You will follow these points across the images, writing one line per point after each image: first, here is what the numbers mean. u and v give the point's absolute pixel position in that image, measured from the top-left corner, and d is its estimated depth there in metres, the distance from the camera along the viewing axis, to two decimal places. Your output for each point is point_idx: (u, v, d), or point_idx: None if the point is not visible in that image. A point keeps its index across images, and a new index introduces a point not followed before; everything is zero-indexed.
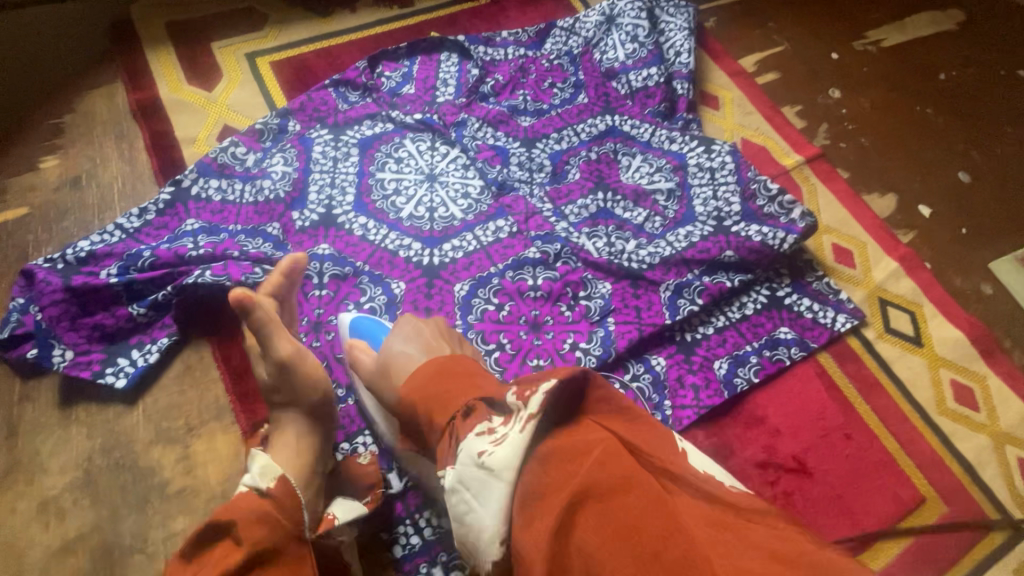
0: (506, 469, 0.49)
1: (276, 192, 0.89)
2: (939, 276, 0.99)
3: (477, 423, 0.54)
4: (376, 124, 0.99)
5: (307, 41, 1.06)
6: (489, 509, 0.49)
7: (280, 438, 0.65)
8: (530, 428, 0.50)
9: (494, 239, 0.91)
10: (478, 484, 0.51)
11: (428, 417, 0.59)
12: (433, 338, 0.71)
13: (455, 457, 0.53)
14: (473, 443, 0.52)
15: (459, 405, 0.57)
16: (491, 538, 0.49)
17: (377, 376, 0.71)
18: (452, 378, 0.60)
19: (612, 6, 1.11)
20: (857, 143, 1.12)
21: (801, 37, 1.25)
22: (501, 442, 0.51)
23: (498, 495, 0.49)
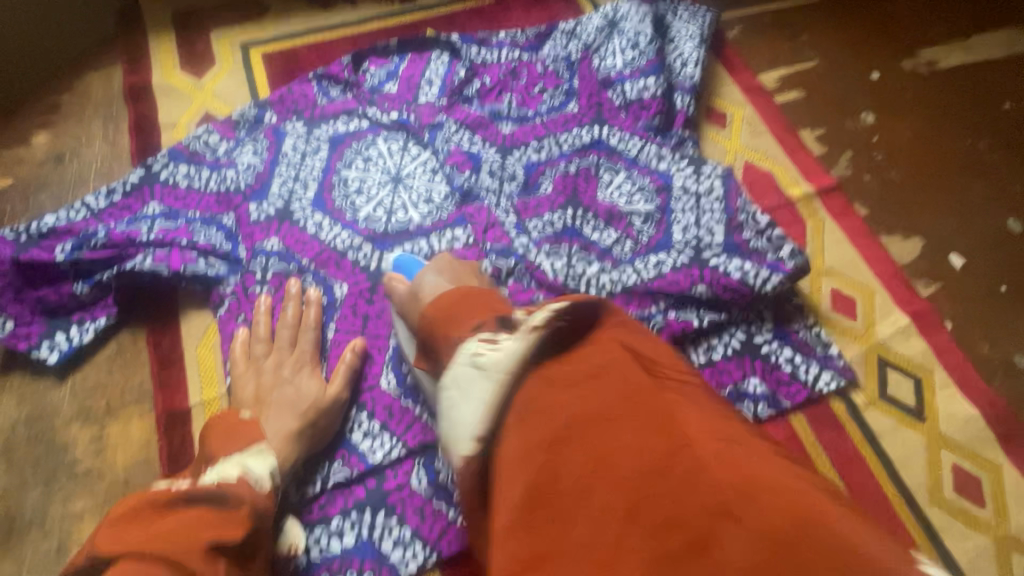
0: (498, 369, 0.49)
1: (238, 183, 0.89)
2: (961, 339, 0.84)
3: (481, 332, 0.54)
4: (351, 120, 0.96)
5: (302, 35, 1.07)
6: (472, 402, 0.50)
7: (278, 438, 0.67)
8: (530, 336, 0.50)
9: (449, 248, 0.87)
10: (468, 380, 0.51)
11: (445, 331, 0.58)
12: (461, 274, 0.74)
13: (455, 357, 0.54)
14: (473, 346, 0.53)
15: (471, 322, 0.56)
16: (467, 432, 0.50)
17: (409, 301, 0.73)
18: (474, 304, 0.59)
19: (616, 11, 1.04)
20: (885, 176, 0.98)
21: (838, 53, 1.12)
22: (498, 347, 0.51)
23: (482, 393, 0.50)
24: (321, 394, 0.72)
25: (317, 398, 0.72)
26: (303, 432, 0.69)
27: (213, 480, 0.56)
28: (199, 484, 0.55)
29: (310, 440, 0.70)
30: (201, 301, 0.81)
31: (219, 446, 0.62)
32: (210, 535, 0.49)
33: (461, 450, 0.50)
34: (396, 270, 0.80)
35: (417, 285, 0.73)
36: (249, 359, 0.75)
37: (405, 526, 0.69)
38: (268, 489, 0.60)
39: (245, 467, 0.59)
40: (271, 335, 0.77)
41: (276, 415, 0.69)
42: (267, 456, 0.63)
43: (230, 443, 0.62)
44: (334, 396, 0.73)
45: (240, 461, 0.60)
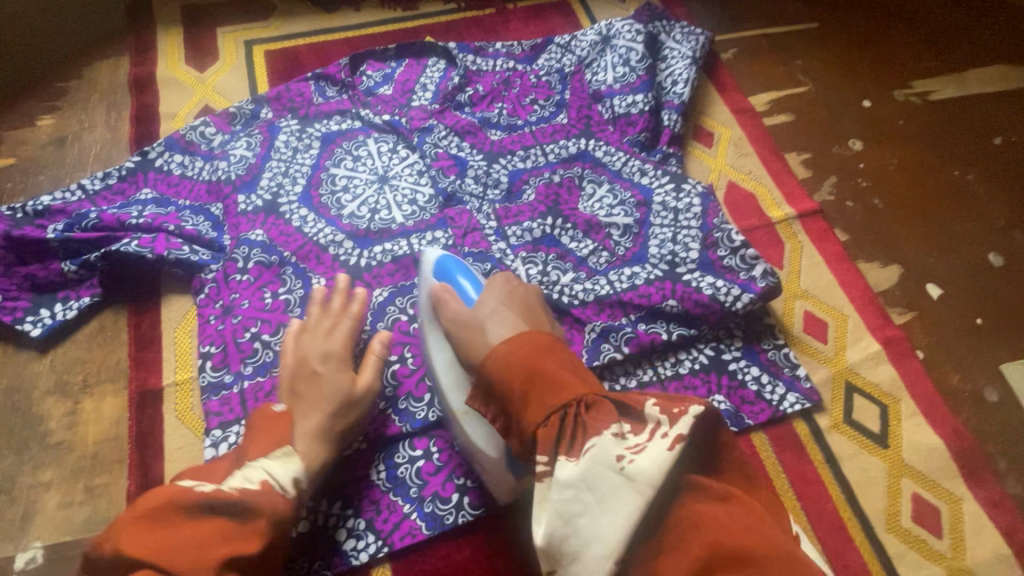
0: (647, 485, 0.49)
1: (228, 174, 0.91)
2: (932, 369, 0.84)
3: (606, 424, 0.52)
4: (344, 120, 0.99)
5: (304, 35, 1.10)
6: (613, 519, 0.49)
7: (317, 439, 0.67)
8: (678, 451, 0.50)
9: (427, 248, 0.88)
10: (607, 489, 0.50)
11: (525, 398, 0.56)
12: (524, 305, 0.70)
13: (589, 451, 0.51)
14: (608, 445, 0.51)
15: (566, 394, 0.54)
16: (605, 550, 0.48)
17: (466, 330, 0.68)
18: (552, 360, 0.58)
19: (610, 28, 1.06)
20: (868, 203, 0.98)
21: (832, 80, 1.13)
22: (643, 453, 0.50)
23: (631, 507, 0.49)
24: (351, 388, 0.71)
25: (349, 393, 0.71)
26: (331, 428, 0.68)
27: (235, 488, 0.59)
28: (223, 487, 0.60)
29: (337, 436, 0.69)
30: (183, 286, 0.83)
31: (254, 445, 0.65)
32: (224, 551, 0.56)
33: (587, 573, 0.49)
34: (444, 283, 0.75)
35: (479, 319, 0.68)
36: (251, 360, 0.77)
37: (360, 518, 0.71)
38: (292, 497, 0.62)
39: (268, 473, 0.62)
40: (320, 322, 0.76)
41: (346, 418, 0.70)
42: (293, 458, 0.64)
43: (264, 445, 0.65)
44: (363, 390, 0.72)
45: (264, 466, 0.62)
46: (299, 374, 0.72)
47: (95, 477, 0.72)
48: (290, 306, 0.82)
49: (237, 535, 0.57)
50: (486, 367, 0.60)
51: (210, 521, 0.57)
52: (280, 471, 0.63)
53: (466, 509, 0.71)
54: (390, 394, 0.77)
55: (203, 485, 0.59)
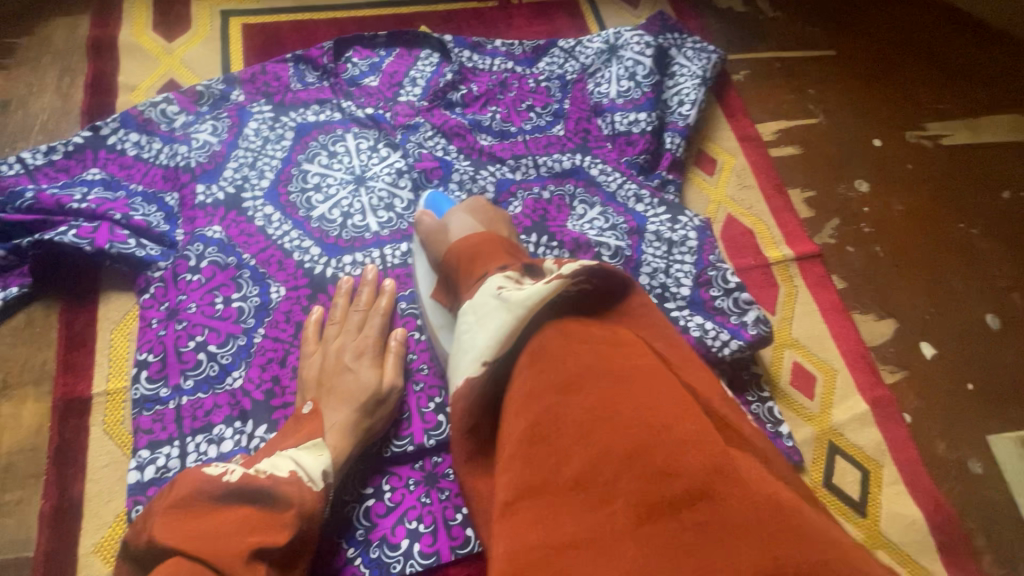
0: (517, 303, 0.51)
1: (188, 160, 0.83)
2: (918, 435, 0.81)
3: (507, 271, 0.57)
4: (323, 111, 0.92)
5: (287, 11, 1.01)
6: (486, 331, 0.52)
7: (338, 428, 0.64)
8: (555, 283, 0.51)
9: (400, 262, 0.82)
10: (486, 311, 0.54)
11: (464, 264, 0.62)
12: (491, 219, 0.74)
13: (479, 290, 0.57)
14: (497, 281, 0.56)
15: (495, 262, 0.59)
16: (476, 354, 0.52)
17: (434, 235, 0.74)
18: (491, 242, 0.62)
19: (618, 36, 0.98)
20: (868, 250, 0.94)
21: (845, 114, 1.07)
22: (521, 287, 0.53)
23: (501, 323, 0.52)
24: (380, 384, 0.69)
25: (376, 387, 0.69)
26: (360, 423, 0.66)
27: (264, 474, 0.54)
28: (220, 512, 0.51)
29: (368, 431, 0.67)
30: (124, 283, 0.76)
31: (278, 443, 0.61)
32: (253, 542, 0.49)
33: (462, 373, 0.53)
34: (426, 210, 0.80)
35: (445, 223, 0.73)
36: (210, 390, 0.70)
37: None
38: (320, 492, 0.57)
39: (297, 463, 0.58)
40: (344, 316, 0.74)
41: (375, 415, 0.68)
42: (323, 454, 0.61)
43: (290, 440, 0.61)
44: (390, 384, 0.70)
45: (293, 455, 0.58)
46: (326, 369, 0.69)
47: (5, 492, 0.65)
48: (242, 314, 0.75)
49: (267, 523, 0.52)
50: (444, 259, 0.66)
51: (238, 509, 0.51)
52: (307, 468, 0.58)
53: (415, 558, 0.66)
54: None
55: (230, 474, 0.53)
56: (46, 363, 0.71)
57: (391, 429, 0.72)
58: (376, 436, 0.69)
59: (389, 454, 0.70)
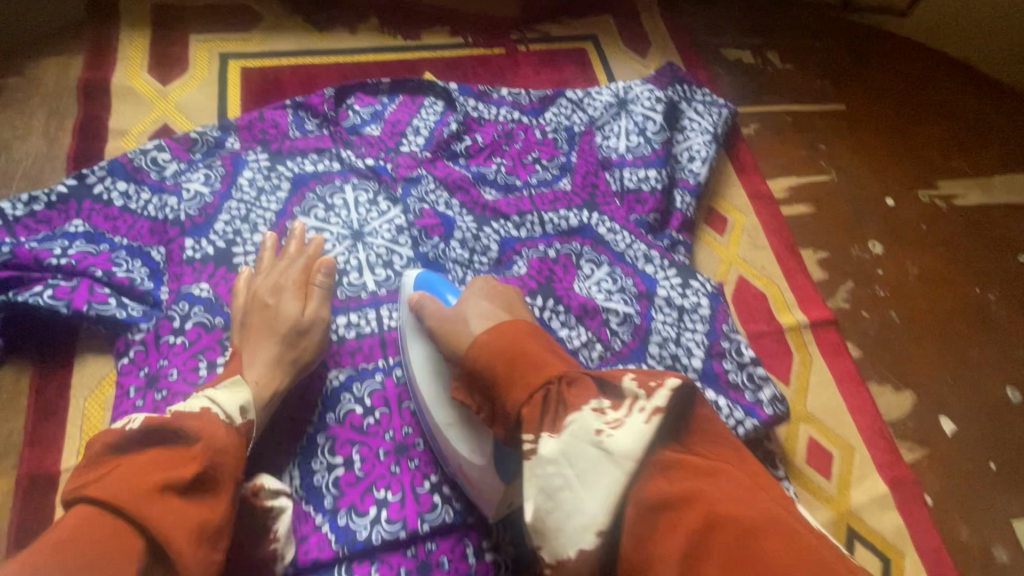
0: (626, 458, 0.46)
1: (178, 213, 0.80)
2: (941, 520, 0.76)
3: (586, 399, 0.50)
4: (322, 160, 0.88)
5: (288, 54, 0.99)
6: (595, 498, 0.46)
7: (255, 362, 0.66)
8: (655, 422, 0.48)
9: (396, 324, 0.78)
10: (585, 464, 0.47)
11: (505, 382, 0.53)
12: (512, 301, 0.65)
13: (566, 430, 0.48)
14: (586, 419, 0.49)
15: (548, 372, 0.51)
16: (586, 525, 0.45)
17: (447, 328, 0.63)
18: (528, 359, 0.53)
19: (627, 90, 0.96)
20: (884, 316, 0.91)
21: (856, 171, 1.05)
22: (620, 427, 0.48)
23: (609, 482, 0.46)
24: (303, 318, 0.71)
25: (297, 318, 0.71)
26: (284, 358, 0.68)
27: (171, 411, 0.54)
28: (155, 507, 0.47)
29: (294, 364, 0.69)
30: (102, 345, 0.71)
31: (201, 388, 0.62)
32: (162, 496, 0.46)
33: (568, 546, 0.46)
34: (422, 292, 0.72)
35: (459, 312, 0.63)
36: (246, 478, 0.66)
37: None
38: (241, 423, 0.58)
39: (212, 401, 0.58)
40: (270, 264, 0.75)
41: (302, 348, 0.69)
42: (241, 388, 0.62)
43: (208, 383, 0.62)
44: (314, 315, 0.72)
45: (209, 395, 0.58)
46: (249, 312, 0.71)
47: None
48: None
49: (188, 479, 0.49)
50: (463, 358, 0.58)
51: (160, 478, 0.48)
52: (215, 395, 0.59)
53: None
54: (329, 507, 0.66)
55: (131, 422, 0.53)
56: (11, 433, 0.66)
57: (381, 512, 0.66)
58: (308, 367, 0.71)
59: (379, 539, 0.65)
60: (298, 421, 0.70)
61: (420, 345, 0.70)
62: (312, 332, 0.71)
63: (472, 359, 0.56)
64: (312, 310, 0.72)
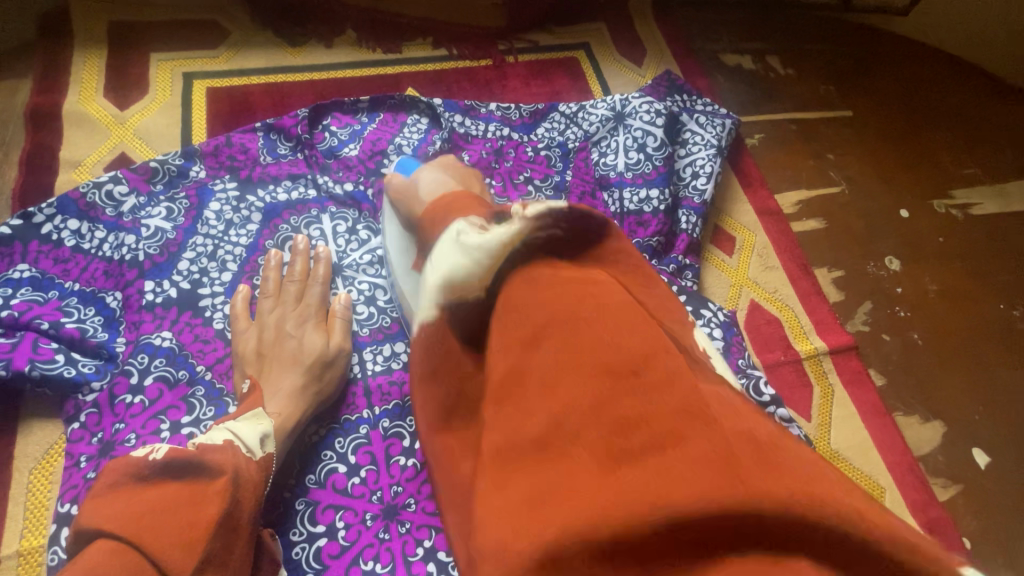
0: (472, 247, 0.43)
1: (135, 253, 0.72)
2: (982, 565, 0.70)
3: (471, 216, 0.49)
4: (296, 187, 0.81)
5: (258, 72, 0.92)
6: (435, 270, 0.45)
7: (276, 393, 0.61)
8: (514, 226, 0.43)
9: (382, 369, 0.71)
10: (439, 252, 0.46)
11: (439, 217, 0.52)
12: (463, 174, 0.68)
13: (443, 232, 0.48)
14: (461, 225, 0.47)
15: (471, 213, 0.50)
16: (426, 298, 0.45)
17: (403, 192, 0.68)
18: (469, 195, 0.54)
19: (624, 102, 0.90)
20: (905, 338, 0.85)
21: (866, 180, 1.00)
22: (484, 229, 0.45)
23: (451, 263, 0.44)
24: (327, 347, 0.66)
25: (322, 351, 0.66)
26: (308, 389, 0.63)
27: (192, 445, 0.50)
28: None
29: (317, 397, 0.64)
30: (53, 408, 0.65)
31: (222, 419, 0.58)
32: None
33: (414, 321, 0.46)
34: (395, 171, 0.75)
35: (415, 180, 0.67)
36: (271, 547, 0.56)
37: None
38: (258, 459, 0.54)
39: (234, 434, 0.54)
40: (277, 289, 0.70)
41: (325, 377, 0.65)
42: (264, 420, 0.58)
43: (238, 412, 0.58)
44: (338, 348, 0.67)
45: (231, 426, 0.55)
46: (268, 341, 0.66)
47: None
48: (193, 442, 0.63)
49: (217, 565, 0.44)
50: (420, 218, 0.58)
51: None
52: (239, 429, 0.55)
53: None
54: None
55: (156, 453, 0.48)
56: None
57: None
58: (328, 401, 0.66)
59: None
60: (275, 487, 0.63)
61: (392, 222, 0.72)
62: (336, 365, 0.66)
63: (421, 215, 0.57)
64: (334, 342, 0.67)
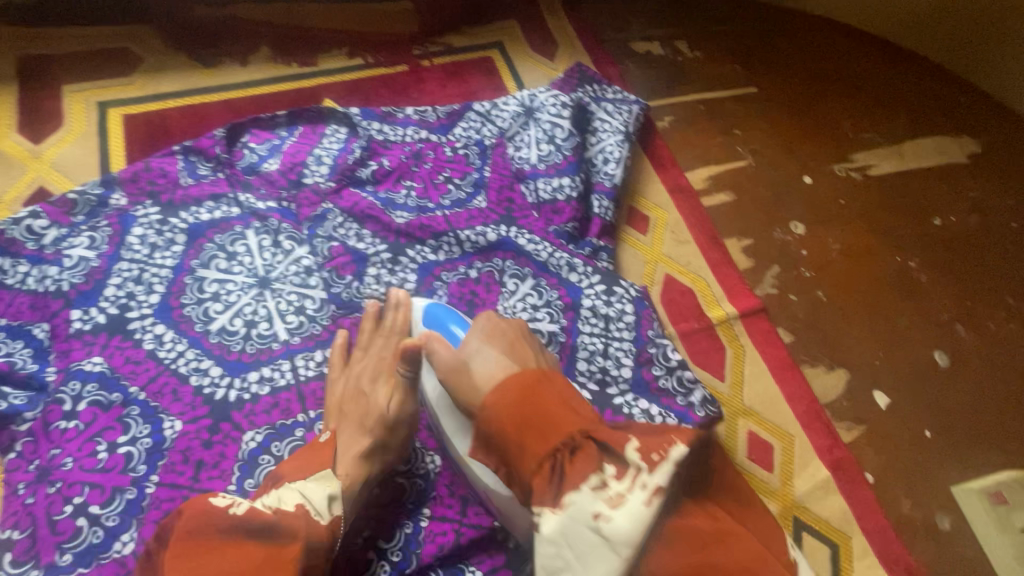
0: (626, 545, 0.48)
1: (59, 284, 0.74)
2: (883, 495, 0.77)
3: (583, 472, 0.51)
4: (218, 207, 0.83)
5: (173, 96, 0.93)
6: (591, 574, 0.48)
7: (346, 447, 0.64)
8: (657, 501, 0.49)
9: (315, 374, 0.74)
10: (586, 547, 0.49)
11: (523, 450, 0.56)
12: (511, 339, 0.67)
13: (565, 507, 0.51)
14: (586, 500, 0.50)
15: (561, 434, 0.54)
16: None
17: (456, 372, 0.66)
18: (545, 397, 0.58)
19: (533, 97, 0.95)
20: (811, 297, 0.91)
21: (773, 153, 1.06)
22: (619, 509, 0.49)
23: (607, 567, 0.48)
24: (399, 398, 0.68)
25: (388, 403, 0.67)
26: (375, 453, 0.65)
27: (268, 509, 0.54)
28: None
29: (387, 449, 0.66)
30: None
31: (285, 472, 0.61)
32: None
33: None
34: (430, 328, 0.73)
35: (463, 358, 0.66)
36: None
37: None
38: (327, 522, 0.57)
39: (303, 496, 0.57)
40: (370, 343, 0.74)
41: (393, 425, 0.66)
42: (334, 482, 0.60)
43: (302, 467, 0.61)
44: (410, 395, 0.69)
45: (301, 489, 0.58)
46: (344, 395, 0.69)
47: None
48: (130, 461, 0.65)
49: None
50: (483, 414, 0.60)
51: None
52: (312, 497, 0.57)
53: None
54: None
55: (237, 506, 0.53)
56: None
57: None
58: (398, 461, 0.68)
59: None
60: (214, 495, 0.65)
61: (434, 382, 0.71)
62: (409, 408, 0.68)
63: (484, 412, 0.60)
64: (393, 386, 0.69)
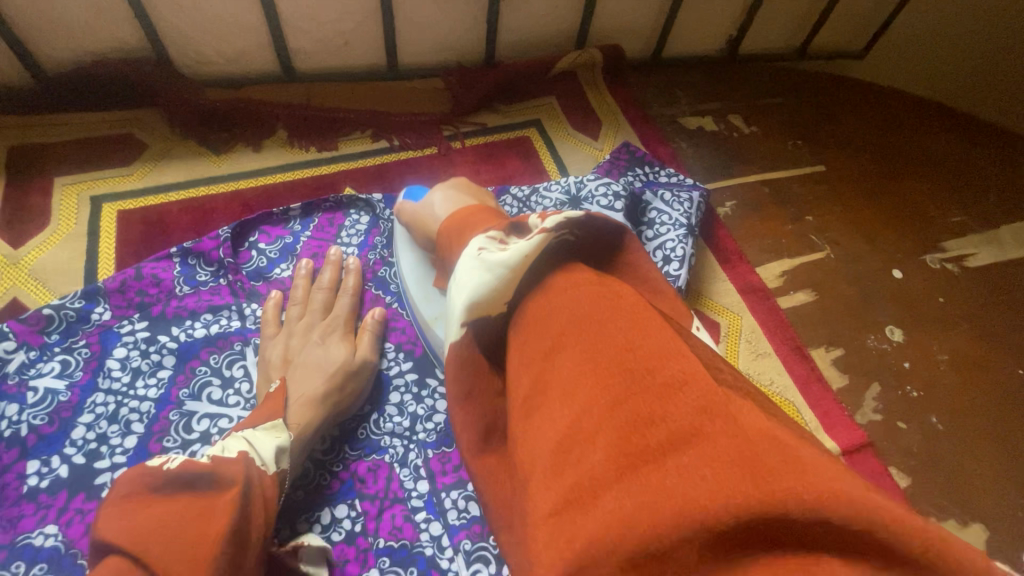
0: (500, 268, 0.42)
1: (17, 426, 0.61)
2: None
3: (491, 231, 0.47)
4: (217, 320, 0.71)
5: (176, 187, 0.83)
6: (463, 290, 0.43)
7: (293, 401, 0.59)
8: (538, 238, 0.42)
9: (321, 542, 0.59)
10: (463, 271, 0.44)
11: (454, 242, 0.50)
12: (473, 192, 0.65)
13: (459, 255, 0.46)
14: (479, 242, 0.46)
15: (487, 226, 0.48)
16: (455, 317, 0.44)
17: (420, 217, 0.66)
18: (486, 216, 0.50)
19: (580, 185, 0.83)
20: (924, 423, 0.75)
21: (851, 241, 0.92)
22: (504, 247, 0.43)
23: (479, 284, 0.42)
24: (351, 356, 0.65)
25: (344, 361, 0.65)
26: (328, 398, 0.61)
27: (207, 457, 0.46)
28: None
29: (336, 406, 0.62)
30: None
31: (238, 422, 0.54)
32: None
33: (446, 334, 0.44)
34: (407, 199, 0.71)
35: (427, 204, 0.65)
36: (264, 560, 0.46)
37: None
38: (272, 472, 0.49)
39: (249, 444, 0.49)
40: (305, 298, 0.71)
41: (337, 378, 0.63)
42: (283, 433, 0.53)
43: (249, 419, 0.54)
44: (362, 359, 0.66)
45: (247, 436, 0.50)
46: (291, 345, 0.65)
47: None
48: None
49: None
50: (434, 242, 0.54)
51: None
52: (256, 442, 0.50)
53: None
54: None
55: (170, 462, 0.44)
56: None
57: None
58: (342, 416, 0.64)
59: None
60: None
61: (411, 254, 0.70)
62: (357, 367, 0.65)
63: (434, 240, 0.54)
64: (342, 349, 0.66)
